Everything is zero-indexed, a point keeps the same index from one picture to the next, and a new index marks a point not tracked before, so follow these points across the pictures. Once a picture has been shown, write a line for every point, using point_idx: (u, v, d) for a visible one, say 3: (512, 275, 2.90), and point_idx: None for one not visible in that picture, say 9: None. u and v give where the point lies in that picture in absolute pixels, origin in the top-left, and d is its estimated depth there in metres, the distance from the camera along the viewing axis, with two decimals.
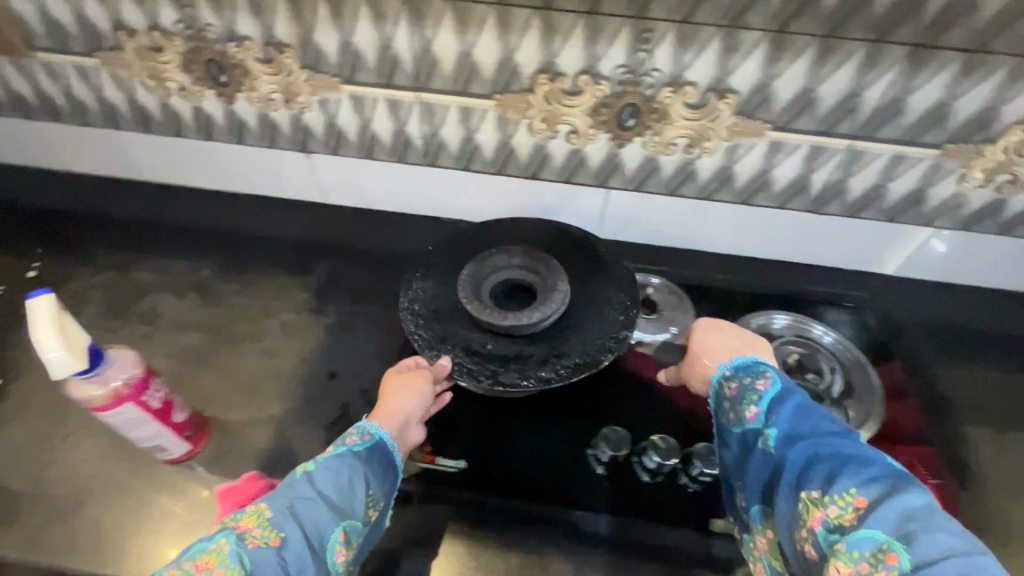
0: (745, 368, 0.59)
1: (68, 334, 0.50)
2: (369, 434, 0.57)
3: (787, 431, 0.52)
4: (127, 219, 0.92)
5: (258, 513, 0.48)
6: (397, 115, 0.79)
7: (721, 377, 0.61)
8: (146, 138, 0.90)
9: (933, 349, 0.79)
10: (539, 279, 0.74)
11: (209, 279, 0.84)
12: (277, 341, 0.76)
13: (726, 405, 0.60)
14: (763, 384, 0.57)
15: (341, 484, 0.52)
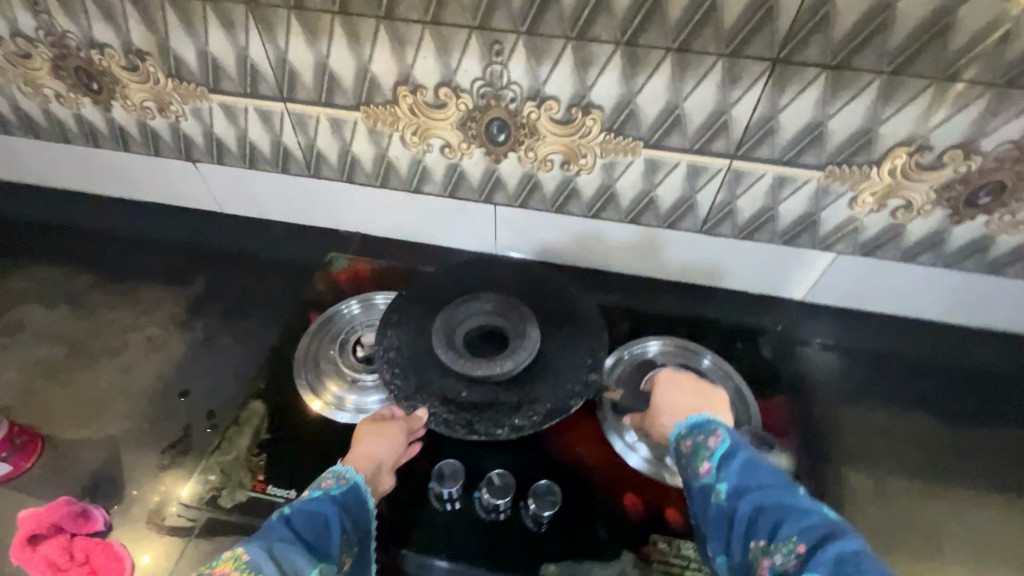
0: (695, 425, 0.56)
1: None
2: (346, 478, 0.56)
3: (737, 484, 0.50)
4: (14, 226, 0.91)
5: (236, 557, 0.44)
6: (271, 127, 0.77)
7: (677, 436, 0.57)
8: (32, 145, 0.88)
9: (845, 384, 0.75)
10: (509, 322, 0.68)
11: (83, 287, 0.82)
12: (135, 357, 0.74)
13: (679, 462, 0.56)
14: (714, 439, 0.54)
15: (320, 528, 0.50)
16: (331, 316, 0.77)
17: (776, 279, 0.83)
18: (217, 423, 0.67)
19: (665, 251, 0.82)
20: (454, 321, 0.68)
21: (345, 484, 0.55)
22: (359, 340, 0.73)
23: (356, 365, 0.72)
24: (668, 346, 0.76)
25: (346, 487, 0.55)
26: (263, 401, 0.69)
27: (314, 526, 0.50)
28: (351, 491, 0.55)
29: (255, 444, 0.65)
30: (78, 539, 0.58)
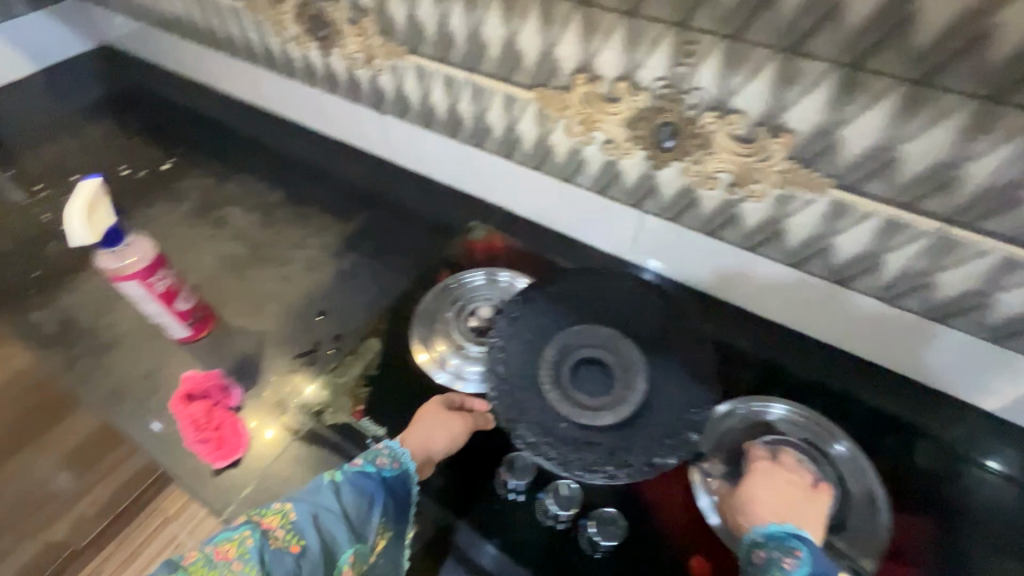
0: (775, 538, 0.50)
1: (91, 218, 0.59)
2: (400, 462, 0.58)
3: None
4: (241, 138, 1.09)
5: (283, 514, 0.52)
6: (452, 93, 0.81)
7: (751, 541, 0.51)
8: (268, 76, 1.05)
9: (1008, 530, 0.61)
10: (616, 360, 0.66)
11: (276, 202, 0.96)
12: (295, 271, 0.85)
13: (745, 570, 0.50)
14: (792, 562, 0.47)
15: (363, 507, 0.54)
16: (457, 282, 0.80)
17: (959, 382, 0.68)
18: (341, 346, 0.75)
19: (822, 312, 0.72)
20: (561, 352, 0.67)
21: (398, 468, 0.57)
22: (476, 311, 0.76)
23: (468, 333, 0.74)
24: (792, 414, 0.67)
25: (396, 472, 0.57)
26: (380, 340, 0.75)
27: (358, 503, 0.54)
28: (400, 478, 0.57)
29: (364, 376, 0.71)
30: (218, 408, 0.69)
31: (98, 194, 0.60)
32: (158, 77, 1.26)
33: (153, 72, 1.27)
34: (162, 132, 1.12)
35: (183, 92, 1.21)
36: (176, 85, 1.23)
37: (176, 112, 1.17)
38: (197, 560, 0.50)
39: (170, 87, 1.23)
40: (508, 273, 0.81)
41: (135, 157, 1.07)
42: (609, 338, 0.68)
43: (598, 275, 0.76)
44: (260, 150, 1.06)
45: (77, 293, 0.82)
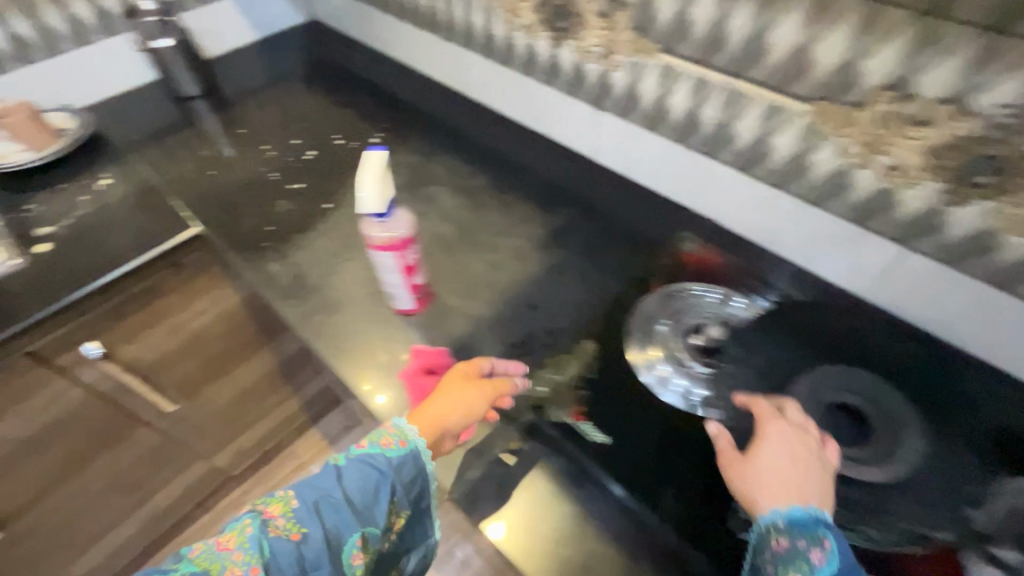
0: (800, 523, 0.46)
1: (381, 189, 0.62)
2: (407, 441, 0.58)
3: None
4: (442, 121, 1.12)
5: (285, 501, 0.53)
6: (698, 97, 0.77)
7: (769, 525, 0.46)
8: (480, 62, 1.07)
9: None
10: (881, 413, 0.59)
11: (480, 188, 0.97)
12: (503, 259, 0.86)
13: (761, 556, 0.46)
14: (821, 557, 0.43)
15: (368, 492, 0.55)
16: (683, 293, 0.77)
17: None
18: (554, 343, 0.74)
19: None
20: (813, 391, 0.62)
21: (405, 448, 0.58)
22: (702, 329, 0.73)
23: (689, 347, 0.71)
24: None
25: (404, 452, 0.58)
26: (594, 343, 0.74)
27: (363, 485, 0.55)
28: (408, 458, 0.58)
29: (580, 377, 0.70)
30: None
31: (382, 164, 0.62)
32: (364, 54, 1.33)
33: (359, 49, 1.34)
34: (368, 107, 1.18)
35: (386, 71, 1.27)
36: (380, 63, 1.29)
37: (380, 89, 1.23)
38: (198, 554, 0.49)
39: (374, 65, 1.29)
40: (743, 299, 0.76)
41: (344, 128, 1.12)
42: (872, 388, 0.61)
43: (839, 312, 0.71)
44: (462, 135, 1.08)
45: (304, 251, 0.87)
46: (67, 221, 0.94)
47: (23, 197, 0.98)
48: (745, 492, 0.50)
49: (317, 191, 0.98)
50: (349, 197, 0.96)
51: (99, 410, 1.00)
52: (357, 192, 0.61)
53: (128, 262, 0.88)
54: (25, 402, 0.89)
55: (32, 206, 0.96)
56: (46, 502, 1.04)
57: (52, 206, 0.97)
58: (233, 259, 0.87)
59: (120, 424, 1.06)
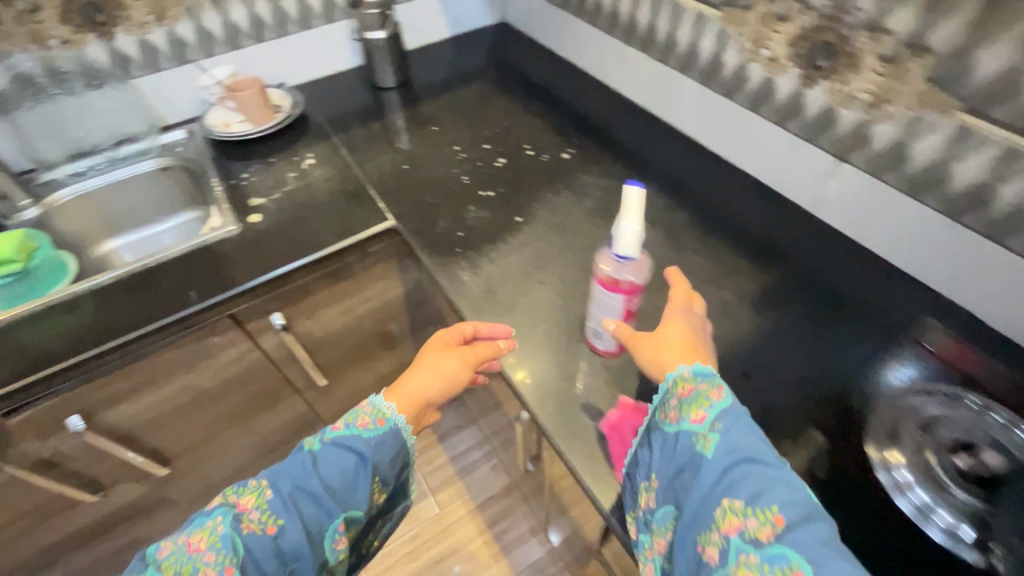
0: (703, 375, 0.55)
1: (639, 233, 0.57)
2: (384, 420, 0.65)
3: (733, 444, 0.48)
4: (636, 144, 1.05)
5: (259, 495, 0.59)
6: (1004, 169, 0.64)
7: (676, 376, 0.56)
8: (693, 88, 0.98)
9: None
10: None
11: (680, 226, 0.90)
12: (707, 312, 0.78)
13: (670, 404, 0.54)
14: (718, 393, 0.52)
15: (348, 477, 0.61)
16: (930, 392, 0.66)
17: None
18: (772, 424, 0.66)
19: None
20: None
21: (383, 426, 0.65)
22: (973, 450, 0.60)
23: (948, 466, 0.60)
24: None
25: (383, 430, 0.65)
26: (824, 437, 0.64)
27: (337, 472, 0.61)
28: (384, 437, 0.65)
29: (807, 475, 0.61)
30: None
31: (637, 203, 0.57)
32: (555, 64, 1.30)
33: (549, 58, 1.31)
34: (557, 118, 1.14)
35: (576, 84, 1.23)
36: (570, 75, 1.25)
37: (569, 101, 1.18)
38: (169, 553, 0.55)
39: (564, 76, 1.25)
40: None
41: (533, 137, 1.09)
42: None
43: None
44: (659, 163, 1.01)
45: (495, 265, 0.85)
46: (276, 194, 0.99)
47: (240, 167, 1.05)
48: (656, 358, 0.59)
49: (507, 202, 0.95)
50: (541, 214, 0.92)
51: (268, 374, 1.05)
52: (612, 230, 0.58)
53: (327, 247, 0.91)
54: (216, 358, 0.93)
55: (246, 176, 1.03)
56: (206, 450, 1.11)
57: (264, 180, 1.02)
58: (425, 260, 0.87)
59: (280, 392, 1.11)
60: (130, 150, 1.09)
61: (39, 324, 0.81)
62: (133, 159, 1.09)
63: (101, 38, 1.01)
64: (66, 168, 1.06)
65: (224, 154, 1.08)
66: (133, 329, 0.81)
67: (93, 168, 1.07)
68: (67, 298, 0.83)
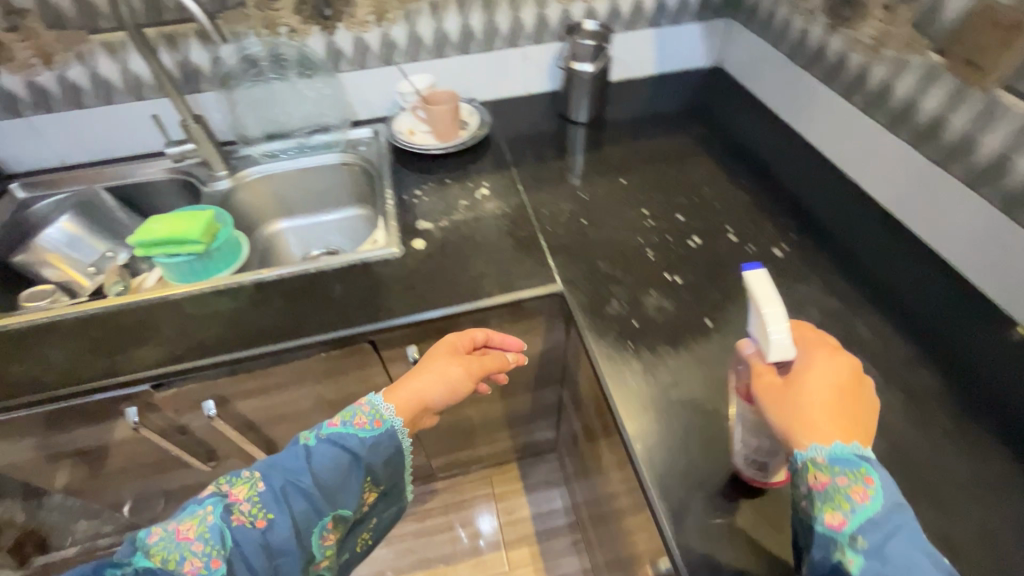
0: (842, 462, 0.46)
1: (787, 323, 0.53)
2: (381, 421, 0.68)
3: (886, 562, 0.43)
4: (874, 259, 0.84)
5: (250, 487, 0.61)
6: None
7: (806, 459, 0.48)
8: (982, 212, 0.75)
9: None
10: None
11: (927, 390, 0.68)
12: (960, 535, 0.57)
13: (801, 488, 0.48)
14: (863, 495, 0.45)
15: (342, 475, 0.64)
16: None
17: None
18: None
19: None
20: None
21: (381, 428, 0.68)
22: None
23: None
24: None
25: (380, 431, 0.68)
26: None
27: (329, 469, 0.63)
28: (380, 438, 0.67)
29: None
30: None
31: (773, 291, 0.54)
32: (775, 131, 1.10)
33: (769, 123, 1.12)
34: (771, 201, 0.95)
35: (798, 162, 1.03)
36: (792, 150, 1.06)
37: (788, 182, 0.99)
38: (159, 539, 0.57)
39: (785, 149, 1.06)
40: None
41: (737, 218, 0.92)
42: None
43: None
44: (913, 300, 0.78)
45: (673, 377, 0.70)
46: (444, 222, 0.92)
47: (415, 181, 1.01)
48: (782, 423, 0.50)
49: (698, 295, 0.79)
50: (738, 323, 0.76)
51: None
52: (764, 328, 0.53)
53: (487, 297, 0.81)
54: (346, 375, 0.89)
55: (419, 193, 0.98)
56: None
57: (436, 202, 0.96)
58: (591, 345, 0.74)
59: None
60: (319, 140, 1.10)
61: (201, 308, 0.80)
62: (320, 149, 1.09)
63: (323, 30, 1.01)
64: (261, 147, 1.09)
65: (403, 163, 1.05)
66: (279, 338, 0.77)
67: (284, 151, 1.09)
68: (231, 286, 0.83)
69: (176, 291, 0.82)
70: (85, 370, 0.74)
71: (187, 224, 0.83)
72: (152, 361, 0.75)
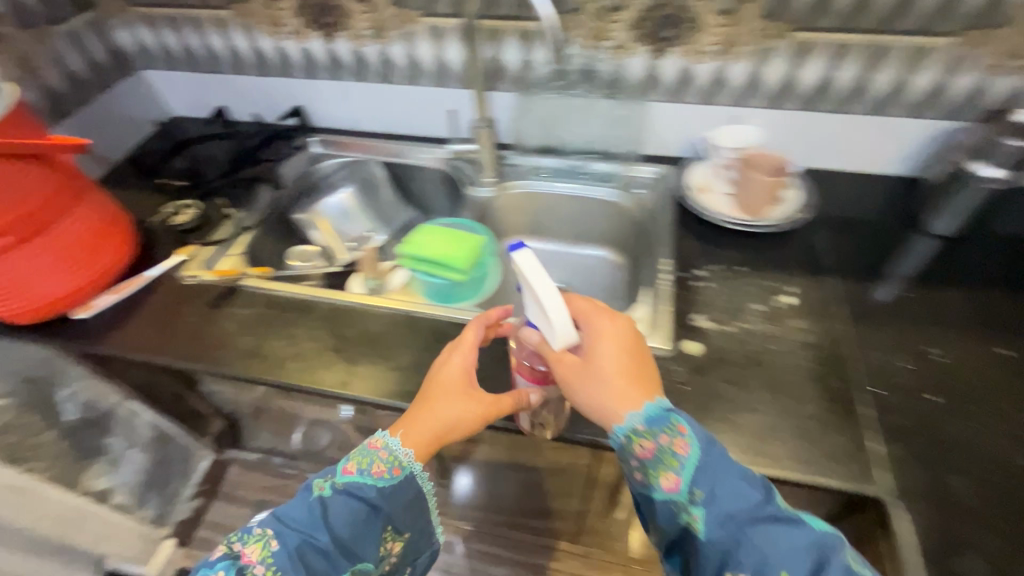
0: (655, 423, 0.53)
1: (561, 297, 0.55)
2: (399, 468, 0.57)
3: (722, 511, 0.49)
4: None
5: (263, 544, 0.53)
6: None
7: (629, 432, 0.53)
8: None
9: None
10: None
11: None
12: None
13: (633, 463, 0.53)
14: (684, 447, 0.51)
15: (358, 531, 0.55)
16: None
17: None
18: None
19: None
20: None
21: (398, 474, 0.57)
22: None
23: None
24: None
25: (397, 478, 0.57)
26: None
27: (346, 524, 0.54)
28: (399, 485, 0.57)
29: None
30: None
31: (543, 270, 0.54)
32: None
33: None
34: None
35: None
36: None
37: None
38: None
39: None
40: None
41: None
42: None
43: None
44: None
45: None
46: (727, 326, 0.73)
47: (699, 256, 0.82)
48: (593, 403, 0.55)
49: None
50: None
51: None
52: (544, 309, 0.54)
53: (779, 472, 0.59)
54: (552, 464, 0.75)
55: (704, 276, 0.79)
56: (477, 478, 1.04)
57: (724, 295, 0.77)
58: None
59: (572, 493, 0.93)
60: (595, 168, 0.96)
61: (439, 340, 0.74)
62: (594, 181, 0.95)
63: (651, 53, 0.86)
64: (532, 160, 0.99)
65: (690, 230, 0.86)
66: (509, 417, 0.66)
67: (556, 171, 0.98)
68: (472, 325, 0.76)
69: (420, 309, 0.78)
70: (323, 367, 0.72)
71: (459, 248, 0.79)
72: (382, 388, 0.69)
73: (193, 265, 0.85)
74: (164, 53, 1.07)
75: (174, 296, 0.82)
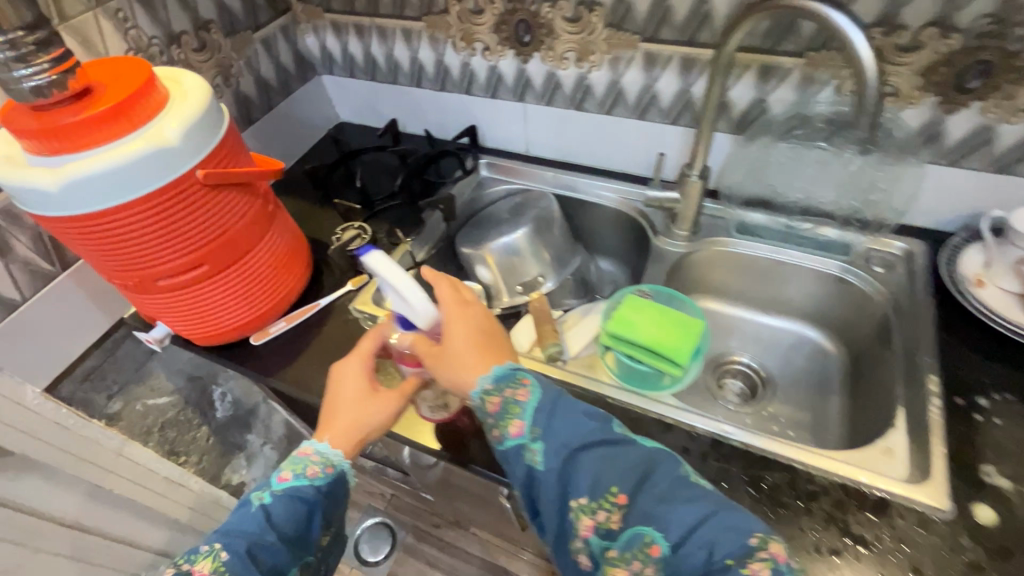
0: (502, 379, 0.54)
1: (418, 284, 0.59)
2: (332, 466, 0.58)
3: (557, 441, 0.49)
4: None
5: (213, 557, 0.49)
6: None
7: (482, 393, 0.54)
8: None
9: None
10: None
11: None
12: None
13: (489, 422, 0.53)
14: (524, 394, 0.53)
15: (303, 528, 0.55)
16: None
17: None
18: None
19: None
20: None
21: (331, 472, 0.57)
22: None
23: None
24: None
25: (331, 476, 0.57)
26: None
27: (290, 522, 0.53)
28: (333, 481, 0.58)
29: None
30: None
31: (397, 264, 0.58)
32: None
33: None
34: None
35: None
36: None
37: None
38: None
39: None
40: None
41: None
42: None
43: None
44: None
45: None
46: None
47: (977, 376, 0.64)
48: (455, 381, 0.56)
49: None
50: None
51: None
52: (400, 295, 0.58)
53: None
54: None
55: (989, 409, 0.61)
56: None
57: (1022, 442, 0.58)
58: None
59: None
60: (825, 235, 0.79)
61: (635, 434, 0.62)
62: (821, 249, 0.78)
63: (942, 105, 0.67)
64: (741, 214, 0.84)
65: (960, 336, 0.67)
66: None
67: (771, 231, 0.81)
68: (678, 427, 0.62)
69: (609, 391, 0.66)
70: None
71: (670, 333, 0.66)
72: None
73: (365, 296, 0.80)
74: (346, 60, 1.04)
75: (346, 329, 0.78)
